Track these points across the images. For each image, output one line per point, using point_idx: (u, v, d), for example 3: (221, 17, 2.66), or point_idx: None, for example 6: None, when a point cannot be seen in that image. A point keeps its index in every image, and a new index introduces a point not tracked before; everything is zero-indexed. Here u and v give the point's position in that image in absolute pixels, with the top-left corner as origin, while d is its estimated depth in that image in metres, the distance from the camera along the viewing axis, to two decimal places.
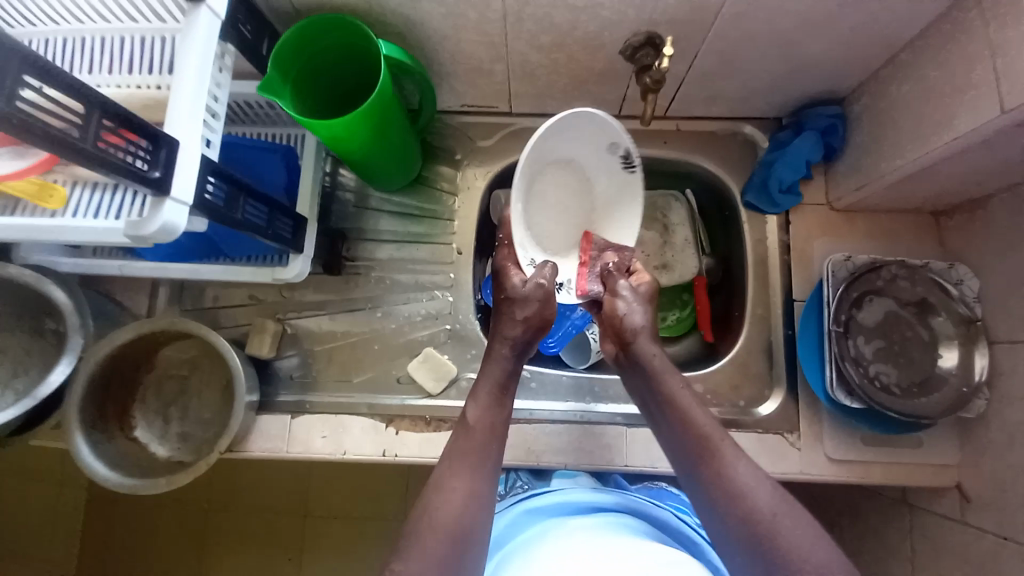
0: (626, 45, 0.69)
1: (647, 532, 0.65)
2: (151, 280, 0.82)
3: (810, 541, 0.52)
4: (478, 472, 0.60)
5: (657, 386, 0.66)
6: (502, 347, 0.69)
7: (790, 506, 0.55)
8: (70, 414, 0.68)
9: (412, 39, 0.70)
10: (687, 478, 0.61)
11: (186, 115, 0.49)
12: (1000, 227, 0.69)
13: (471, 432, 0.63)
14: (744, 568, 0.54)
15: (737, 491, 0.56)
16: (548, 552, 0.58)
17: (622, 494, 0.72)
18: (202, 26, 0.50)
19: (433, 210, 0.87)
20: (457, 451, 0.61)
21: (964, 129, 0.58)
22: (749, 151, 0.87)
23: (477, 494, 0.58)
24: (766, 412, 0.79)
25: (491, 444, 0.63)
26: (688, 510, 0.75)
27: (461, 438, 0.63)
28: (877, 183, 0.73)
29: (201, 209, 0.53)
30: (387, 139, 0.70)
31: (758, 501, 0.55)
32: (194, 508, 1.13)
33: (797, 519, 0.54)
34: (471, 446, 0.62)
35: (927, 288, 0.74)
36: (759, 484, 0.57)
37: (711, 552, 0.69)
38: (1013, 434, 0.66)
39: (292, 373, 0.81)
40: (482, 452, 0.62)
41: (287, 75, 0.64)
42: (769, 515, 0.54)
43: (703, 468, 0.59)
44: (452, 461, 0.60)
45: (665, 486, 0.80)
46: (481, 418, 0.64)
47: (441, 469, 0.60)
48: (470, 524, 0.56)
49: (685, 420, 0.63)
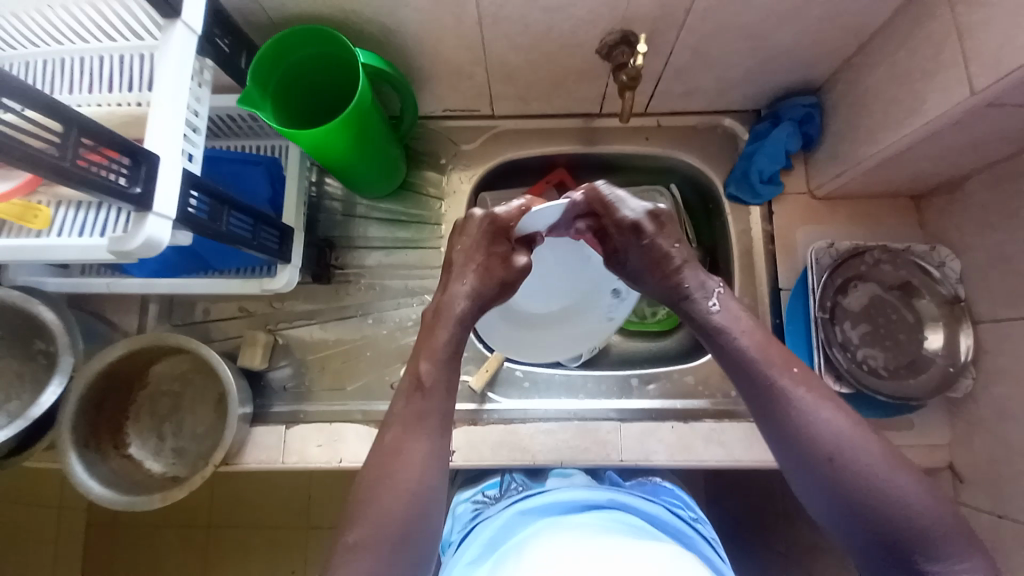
0: (601, 43, 0.70)
1: (644, 528, 0.65)
2: (141, 296, 0.82)
3: (891, 472, 0.49)
4: (425, 434, 0.56)
5: (693, 313, 0.63)
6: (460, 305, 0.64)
7: (869, 438, 0.51)
8: (63, 435, 0.68)
9: (390, 47, 0.71)
10: (758, 413, 0.55)
11: (165, 130, 0.49)
12: (978, 207, 0.71)
13: (424, 394, 0.58)
14: (818, 497, 0.51)
15: (807, 428, 0.52)
16: (542, 552, 0.58)
17: (616, 493, 0.71)
18: (177, 42, 0.51)
19: (419, 215, 0.88)
20: (415, 419, 0.57)
21: (936, 111, 0.59)
22: (729, 143, 0.88)
23: (428, 462, 0.55)
24: None
25: (435, 405, 0.58)
26: (681, 506, 0.75)
27: (406, 404, 0.57)
28: (854, 169, 0.74)
29: (184, 222, 0.53)
30: (369, 146, 0.71)
31: (828, 437, 0.51)
32: (194, 524, 1.12)
33: (876, 449, 0.50)
34: (430, 410, 0.57)
35: (910, 271, 0.75)
36: (833, 419, 0.51)
37: (705, 545, 0.69)
38: (1001, 410, 0.67)
39: (286, 383, 0.81)
40: (429, 414, 0.57)
41: (267, 88, 0.64)
42: (844, 448, 0.50)
43: (770, 408, 0.54)
44: (407, 427, 0.56)
45: (661, 482, 0.80)
46: (432, 376, 0.59)
47: (392, 437, 0.56)
48: (424, 502, 0.53)
49: (735, 356, 0.58)
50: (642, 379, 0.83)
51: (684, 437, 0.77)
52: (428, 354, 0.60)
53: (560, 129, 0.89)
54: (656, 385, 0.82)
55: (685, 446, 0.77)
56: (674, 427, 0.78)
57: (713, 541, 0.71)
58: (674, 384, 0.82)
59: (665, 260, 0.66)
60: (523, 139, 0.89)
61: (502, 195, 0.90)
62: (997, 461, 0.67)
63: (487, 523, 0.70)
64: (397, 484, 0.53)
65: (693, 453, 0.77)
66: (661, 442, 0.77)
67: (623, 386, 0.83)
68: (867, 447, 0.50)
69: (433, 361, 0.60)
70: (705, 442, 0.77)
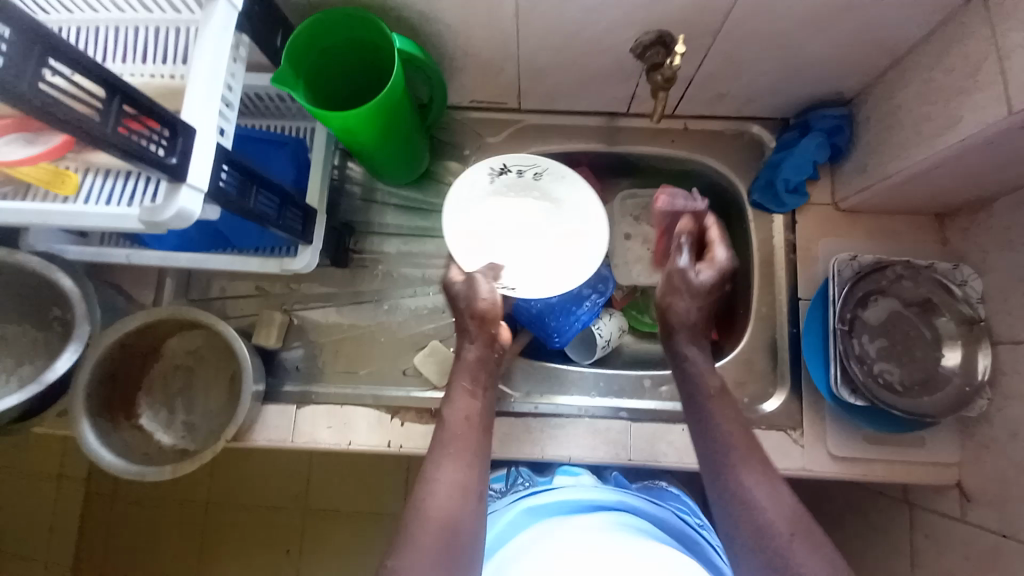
0: (636, 43, 0.69)
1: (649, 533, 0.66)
2: (158, 271, 0.82)
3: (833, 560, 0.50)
4: (464, 461, 0.59)
5: (691, 378, 0.67)
6: (472, 348, 0.68)
7: (816, 528, 0.53)
8: (77, 402, 0.68)
9: (424, 34, 0.71)
10: (708, 484, 0.58)
11: (202, 104, 0.49)
12: (1003, 229, 0.70)
13: (448, 425, 0.63)
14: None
15: (754, 505, 0.54)
16: (547, 551, 0.58)
17: (621, 493, 0.72)
18: (218, 16, 0.51)
19: (440, 205, 0.88)
20: (441, 446, 0.61)
21: (968, 129, 0.59)
22: (754, 150, 0.87)
23: (466, 485, 0.58)
24: (771, 409, 0.79)
25: (474, 435, 0.62)
26: (689, 512, 0.75)
27: (442, 432, 0.62)
28: (881, 184, 0.74)
29: (214, 197, 0.53)
30: (396, 132, 0.71)
31: (775, 517, 0.53)
32: (194, 500, 1.13)
33: (817, 534, 0.52)
34: (457, 441, 0.61)
35: (932, 288, 0.74)
36: (774, 498, 0.54)
37: (712, 553, 0.69)
38: (1014, 432, 0.67)
39: (298, 364, 0.82)
40: (466, 443, 0.61)
41: (300, 69, 0.64)
42: (785, 531, 0.52)
43: (723, 479, 0.57)
44: (440, 454, 0.60)
45: (667, 487, 0.81)
46: (453, 413, 0.64)
47: (428, 464, 0.60)
48: (461, 519, 0.55)
49: (708, 428, 0.62)
50: (654, 381, 0.83)
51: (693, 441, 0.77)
52: (450, 399, 0.65)
53: (586, 127, 0.89)
54: (667, 387, 0.82)
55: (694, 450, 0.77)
56: (684, 430, 0.78)
57: (719, 548, 0.71)
58: None
59: (682, 323, 0.69)
60: (548, 134, 0.89)
61: None
62: (1006, 483, 0.67)
63: (495, 516, 0.71)
64: (430, 518, 0.54)
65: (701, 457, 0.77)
66: (670, 445, 0.77)
67: (635, 386, 0.83)
68: (812, 536, 0.52)
69: (454, 403, 0.65)
70: None
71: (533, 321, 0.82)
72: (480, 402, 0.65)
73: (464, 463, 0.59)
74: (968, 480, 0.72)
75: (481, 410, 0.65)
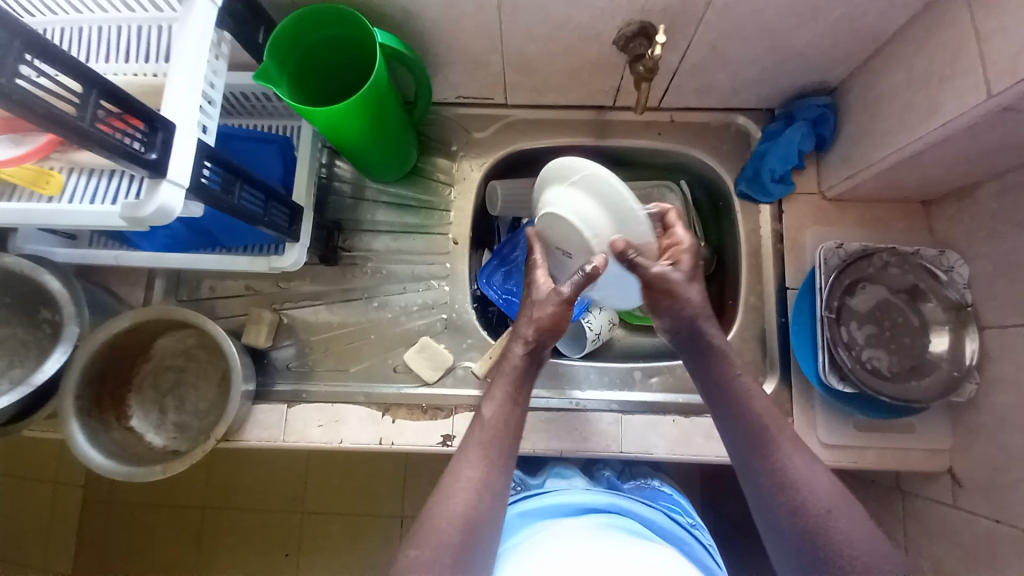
0: (619, 35, 0.70)
1: (640, 531, 0.67)
2: (148, 271, 0.82)
3: (866, 540, 0.52)
4: (491, 463, 0.59)
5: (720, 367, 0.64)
6: (518, 345, 0.65)
7: (852, 507, 0.55)
8: (67, 403, 0.68)
9: (408, 30, 0.71)
10: (745, 473, 0.60)
11: (183, 100, 0.50)
12: (988, 214, 0.71)
13: (485, 421, 0.62)
14: (785, 548, 0.55)
15: (790, 478, 0.56)
16: (545, 556, 0.59)
17: (616, 497, 0.72)
18: (197, 15, 0.51)
19: (429, 201, 0.88)
20: (473, 440, 0.61)
21: (949, 115, 0.59)
22: (741, 142, 0.88)
23: (491, 487, 0.58)
24: (772, 390, 0.80)
25: (503, 439, 0.61)
26: (681, 511, 0.76)
27: (476, 430, 0.62)
28: (866, 172, 0.74)
29: (198, 193, 0.53)
30: (383, 127, 0.71)
31: (816, 499, 0.55)
32: (191, 503, 1.13)
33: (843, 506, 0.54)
34: (492, 441, 0.61)
35: (918, 274, 0.75)
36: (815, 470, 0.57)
37: (703, 552, 0.70)
38: (1001, 415, 0.67)
39: (289, 363, 0.81)
40: (498, 445, 0.61)
41: (284, 67, 0.64)
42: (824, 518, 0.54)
43: (759, 452, 0.59)
44: (470, 450, 0.60)
45: (660, 486, 0.81)
46: (495, 415, 0.62)
47: (457, 457, 0.60)
48: (482, 517, 0.56)
49: (739, 406, 0.62)
50: (645, 372, 0.83)
51: (685, 432, 0.77)
52: (492, 400, 0.63)
53: (573, 121, 0.89)
54: (658, 379, 0.82)
55: (686, 441, 0.77)
56: (675, 421, 0.78)
57: (710, 547, 0.72)
58: (676, 378, 0.82)
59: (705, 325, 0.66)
60: (535, 129, 0.89)
61: (512, 184, 0.90)
62: (996, 467, 0.68)
63: None
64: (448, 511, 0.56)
65: (693, 448, 0.77)
66: (662, 436, 0.78)
67: (627, 379, 0.83)
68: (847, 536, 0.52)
69: (497, 407, 0.63)
70: (705, 438, 0.77)
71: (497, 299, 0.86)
72: (518, 408, 0.64)
73: (491, 466, 0.59)
74: (960, 466, 0.73)
75: (516, 412, 0.63)
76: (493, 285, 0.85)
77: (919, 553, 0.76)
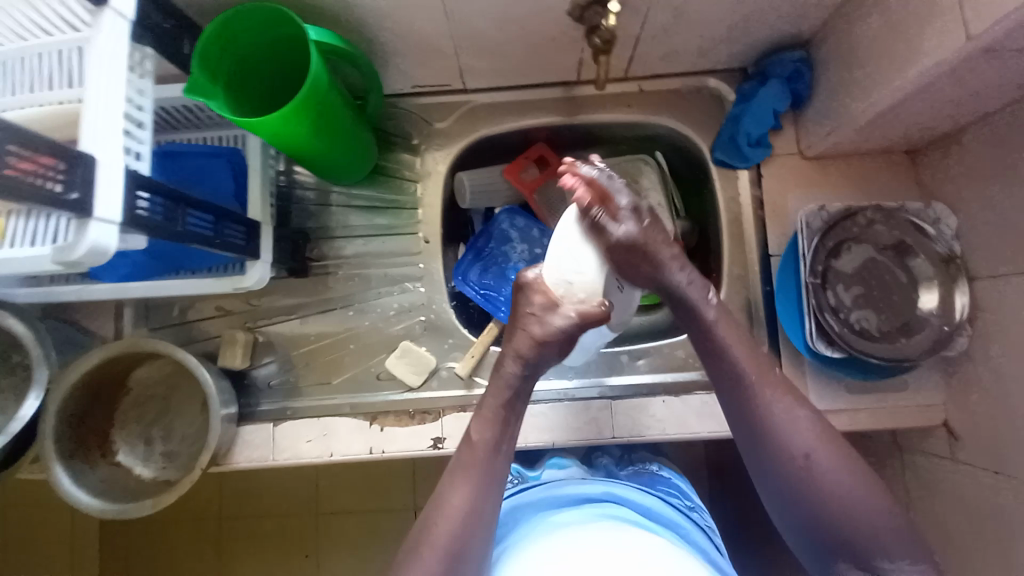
0: (573, 4, 0.65)
1: (637, 520, 0.66)
2: (115, 301, 0.80)
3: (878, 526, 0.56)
4: (479, 485, 0.60)
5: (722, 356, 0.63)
6: (513, 362, 0.63)
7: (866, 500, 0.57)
8: (47, 446, 0.67)
9: (348, 21, 0.66)
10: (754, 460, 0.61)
11: (103, 127, 0.47)
12: (976, 161, 0.68)
13: (474, 444, 0.62)
14: (799, 531, 0.60)
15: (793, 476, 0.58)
16: (534, 551, 0.60)
17: (611, 486, 0.72)
18: (107, 31, 0.47)
19: (397, 200, 0.84)
20: (462, 464, 0.62)
21: (928, 61, 0.55)
22: (715, 105, 0.84)
23: (478, 509, 0.59)
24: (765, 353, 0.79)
25: (480, 456, 0.62)
26: (677, 495, 0.77)
27: (464, 455, 0.62)
28: (845, 128, 0.70)
29: (134, 225, 0.50)
30: (332, 128, 0.67)
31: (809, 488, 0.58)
32: (204, 520, 1.14)
33: (840, 478, 0.57)
34: (477, 461, 0.61)
35: (905, 230, 0.72)
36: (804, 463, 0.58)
37: (700, 533, 0.70)
38: (995, 365, 0.66)
39: (271, 381, 0.80)
40: (484, 467, 0.61)
41: (217, 75, 0.60)
42: (823, 491, 0.57)
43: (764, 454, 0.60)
44: (459, 477, 0.61)
45: (657, 471, 0.82)
46: (481, 434, 0.62)
47: (444, 484, 0.61)
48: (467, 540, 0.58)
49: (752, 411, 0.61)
50: (632, 355, 0.82)
51: (676, 412, 0.77)
52: (480, 422, 0.63)
53: (537, 101, 0.85)
54: (646, 361, 0.81)
55: (677, 420, 0.76)
56: (665, 401, 0.77)
57: (708, 528, 0.73)
58: (665, 358, 0.81)
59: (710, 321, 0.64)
60: (499, 113, 0.85)
61: (477, 173, 0.87)
62: (993, 419, 0.67)
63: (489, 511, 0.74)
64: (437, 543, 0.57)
65: (685, 426, 0.76)
66: (654, 418, 0.77)
67: (614, 363, 0.82)
68: (842, 513, 0.56)
69: (483, 425, 0.63)
70: (697, 416, 0.76)
71: (474, 292, 0.83)
72: (510, 425, 0.64)
73: (478, 488, 0.60)
74: (956, 417, 0.72)
75: (507, 429, 0.63)
76: (469, 282, 0.83)
77: (920, 507, 0.76)
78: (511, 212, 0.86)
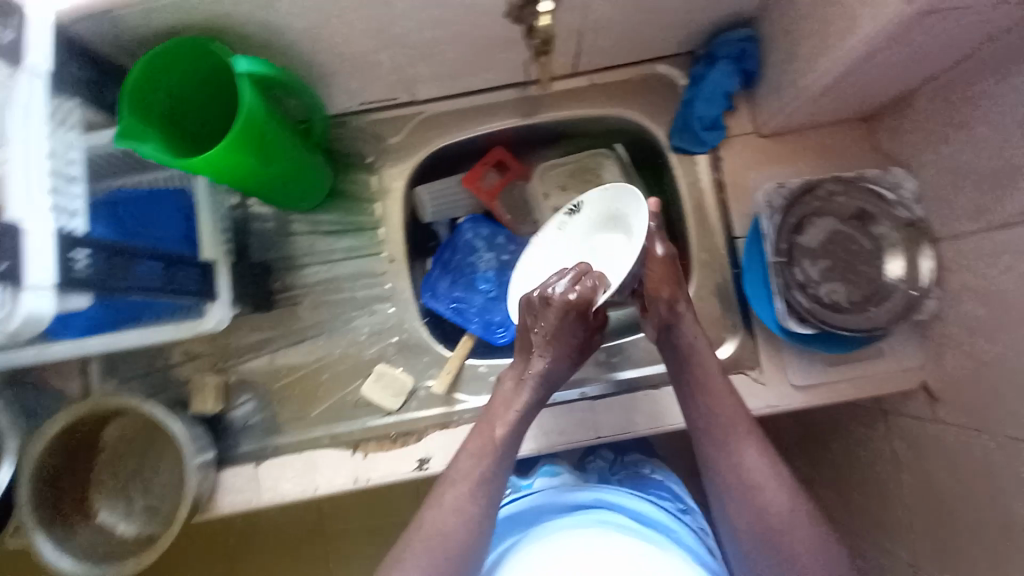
0: (509, 7, 0.62)
1: (628, 525, 0.65)
2: (79, 357, 0.77)
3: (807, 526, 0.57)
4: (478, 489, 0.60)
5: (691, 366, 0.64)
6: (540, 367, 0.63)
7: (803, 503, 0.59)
8: (25, 515, 0.66)
9: (279, 46, 0.64)
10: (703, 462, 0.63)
11: (28, 187, 0.45)
12: (929, 122, 0.68)
13: (498, 442, 0.62)
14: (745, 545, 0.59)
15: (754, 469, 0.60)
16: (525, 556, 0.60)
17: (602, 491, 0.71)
18: (23, 90, 0.46)
19: (357, 221, 0.83)
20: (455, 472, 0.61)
21: (868, 31, 0.54)
22: (668, 91, 0.82)
23: (473, 518, 0.59)
24: (725, 355, 0.78)
25: (482, 466, 0.61)
26: (669, 498, 0.77)
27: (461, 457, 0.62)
28: (796, 103, 0.69)
29: (73, 285, 0.49)
30: (277, 158, 0.65)
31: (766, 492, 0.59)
32: (207, 560, 1.12)
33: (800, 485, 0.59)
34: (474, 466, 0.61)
35: (864, 198, 0.73)
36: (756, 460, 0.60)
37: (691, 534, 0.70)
38: (967, 324, 0.66)
39: (249, 420, 0.78)
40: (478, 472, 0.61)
41: (149, 116, 0.58)
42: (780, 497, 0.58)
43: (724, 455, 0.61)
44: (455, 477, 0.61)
45: (650, 475, 0.82)
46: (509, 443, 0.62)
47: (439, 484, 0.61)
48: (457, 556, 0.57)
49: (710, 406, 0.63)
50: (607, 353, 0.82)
51: (660, 404, 0.76)
52: (501, 421, 0.63)
53: (489, 105, 0.83)
54: (620, 358, 0.82)
55: (662, 413, 0.76)
56: (647, 395, 0.76)
57: (701, 529, 0.73)
58: (644, 351, 0.82)
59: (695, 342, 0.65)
60: (452, 122, 0.83)
61: (437, 186, 0.86)
62: (970, 378, 0.67)
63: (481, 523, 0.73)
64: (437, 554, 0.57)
65: (669, 418, 0.76)
66: (638, 412, 0.76)
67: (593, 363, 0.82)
68: (800, 522, 0.57)
69: (508, 428, 0.62)
70: (679, 406, 0.76)
71: (445, 306, 0.82)
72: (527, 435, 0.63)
73: (475, 488, 0.60)
74: (935, 378, 0.72)
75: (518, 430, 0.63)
76: (439, 296, 0.83)
77: (910, 469, 0.77)
78: (474, 221, 0.85)
